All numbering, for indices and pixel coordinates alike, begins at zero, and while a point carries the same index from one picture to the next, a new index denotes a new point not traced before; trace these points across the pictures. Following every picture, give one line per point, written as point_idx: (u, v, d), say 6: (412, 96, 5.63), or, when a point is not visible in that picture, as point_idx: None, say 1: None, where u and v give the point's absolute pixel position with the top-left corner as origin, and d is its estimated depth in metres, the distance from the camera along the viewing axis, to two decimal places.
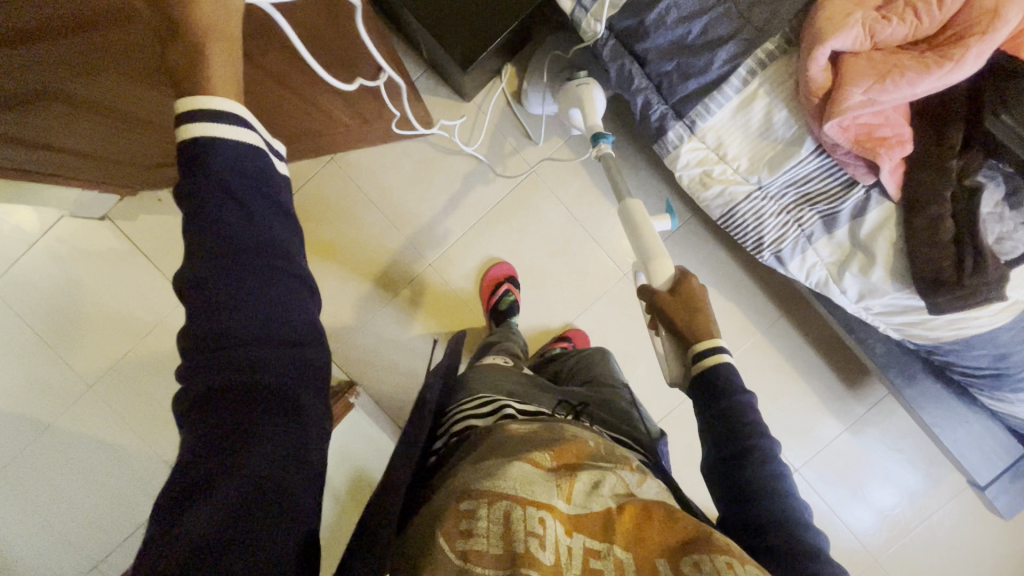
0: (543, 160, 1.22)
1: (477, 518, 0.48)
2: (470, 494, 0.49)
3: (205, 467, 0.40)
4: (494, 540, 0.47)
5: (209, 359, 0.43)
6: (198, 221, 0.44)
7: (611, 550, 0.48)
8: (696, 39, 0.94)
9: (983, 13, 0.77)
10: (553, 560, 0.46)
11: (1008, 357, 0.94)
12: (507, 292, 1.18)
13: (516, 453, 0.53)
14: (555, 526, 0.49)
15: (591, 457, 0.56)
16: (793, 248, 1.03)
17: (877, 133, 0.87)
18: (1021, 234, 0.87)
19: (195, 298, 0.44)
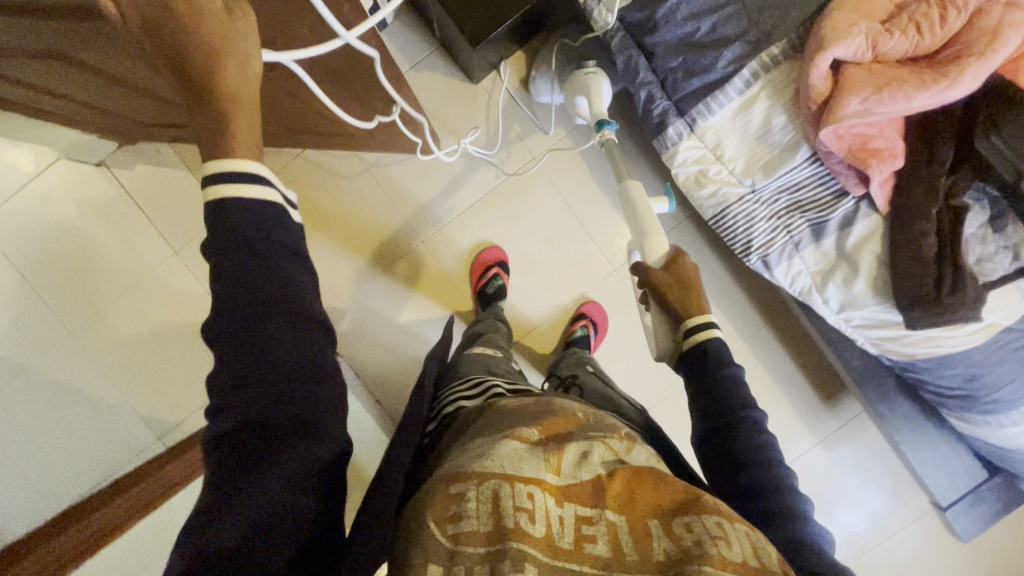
0: (547, 150, 1.36)
1: (466, 500, 0.45)
2: (458, 476, 0.47)
3: (235, 481, 0.40)
4: (483, 520, 0.44)
5: (223, 351, 0.45)
6: (221, 271, 0.45)
7: (603, 517, 0.46)
8: (703, 37, 0.92)
9: (985, 34, 0.75)
10: (544, 532, 0.44)
11: (979, 379, 0.95)
12: (495, 276, 1.31)
13: (500, 434, 0.52)
14: (545, 499, 0.46)
15: (581, 428, 0.55)
16: (780, 254, 1.00)
17: (870, 145, 0.84)
18: (1001, 257, 0.88)
19: (218, 330, 0.45)
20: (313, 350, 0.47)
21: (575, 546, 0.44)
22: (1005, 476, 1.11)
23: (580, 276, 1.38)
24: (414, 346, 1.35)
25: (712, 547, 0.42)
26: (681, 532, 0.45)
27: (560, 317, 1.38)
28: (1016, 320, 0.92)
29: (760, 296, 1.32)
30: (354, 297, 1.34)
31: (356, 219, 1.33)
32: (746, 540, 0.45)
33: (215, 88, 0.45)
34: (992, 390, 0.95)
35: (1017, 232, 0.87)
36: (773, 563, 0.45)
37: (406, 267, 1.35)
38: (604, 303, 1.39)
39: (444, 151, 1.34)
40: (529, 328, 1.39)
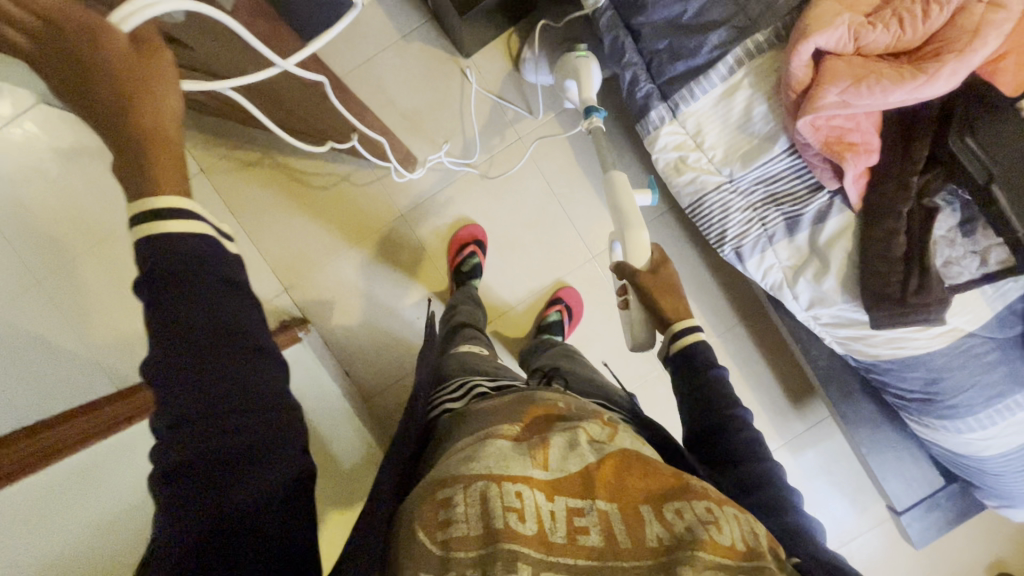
0: (538, 137, 1.35)
1: (454, 504, 0.44)
2: (446, 481, 0.46)
3: (200, 480, 0.37)
4: (472, 523, 0.43)
5: (161, 368, 0.38)
6: (158, 300, 0.39)
7: (593, 505, 0.45)
8: (690, 20, 0.92)
9: (965, 32, 0.75)
10: (536, 530, 0.43)
11: (940, 383, 0.95)
12: (472, 254, 1.30)
13: (486, 433, 0.52)
14: (534, 496, 0.45)
15: (565, 418, 0.55)
16: (754, 247, 1.00)
17: (846, 139, 0.84)
18: (967, 261, 0.88)
19: (160, 334, 0.39)
20: (262, 367, 0.42)
21: (567, 541, 0.43)
22: (963, 484, 1.11)
23: (557, 261, 1.37)
24: (387, 318, 1.35)
25: (704, 532, 0.42)
26: (671, 517, 0.44)
27: (536, 300, 1.38)
28: (980, 326, 0.92)
29: (736, 293, 1.31)
30: (330, 264, 1.33)
31: (339, 187, 1.33)
32: (736, 523, 0.45)
33: (140, 141, 0.40)
34: (950, 395, 0.95)
35: (985, 237, 0.87)
36: (762, 547, 0.44)
37: (385, 238, 1.35)
38: (581, 289, 1.38)
39: (429, 123, 1.33)
40: (504, 309, 1.38)
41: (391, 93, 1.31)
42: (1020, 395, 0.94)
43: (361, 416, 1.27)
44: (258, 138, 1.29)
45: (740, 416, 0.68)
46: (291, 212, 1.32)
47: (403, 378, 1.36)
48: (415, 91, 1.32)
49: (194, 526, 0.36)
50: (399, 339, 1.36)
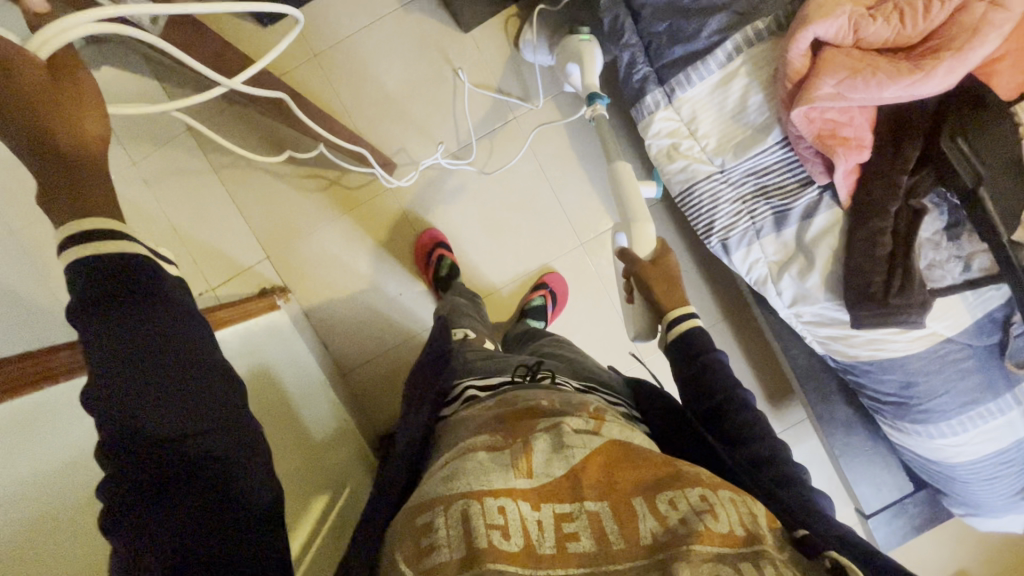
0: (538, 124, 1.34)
1: (437, 529, 0.44)
2: (431, 506, 0.47)
3: (176, 492, 0.37)
4: (456, 546, 0.43)
5: (111, 387, 0.38)
6: (109, 324, 0.38)
7: (582, 509, 0.44)
8: (691, 2, 0.90)
9: (964, 30, 0.74)
10: (523, 544, 0.43)
11: (915, 387, 0.95)
12: (442, 258, 1.28)
13: (473, 445, 0.53)
14: (519, 507, 0.45)
15: (546, 415, 0.56)
16: (741, 239, 0.99)
17: (839, 133, 0.83)
18: (951, 265, 0.88)
19: (109, 356, 0.38)
20: (231, 392, 0.43)
21: (557, 549, 0.42)
22: (932, 491, 1.10)
23: (545, 246, 1.36)
24: (369, 292, 1.34)
25: (699, 524, 0.41)
26: (665, 508, 0.44)
27: (522, 283, 1.36)
28: (959, 331, 0.92)
29: (722, 289, 1.31)
30: (313, 233, 1.31)
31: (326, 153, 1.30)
32: (732, 507, 0.44)
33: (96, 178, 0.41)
34: (924, 399, 0.95)
35: (970, 243, 0.87)
36: (762, 531, 0.43)
37: (372, 211, 1.33)
38: (567, 276, 1.37)
39: (423, 96, 1.30)
40: (489, 291, 1.36)
41: (384, 64, 1.29)
42: (993, 402, 0.94)
43: (336, 388, 1.25)
44: None
45: (714, 399, 0.66)
46: (276, 177, 1.29)
47: (382, 354, 1.35)
48: (412, 62, 1.30)
49: (171, 549, 0.35)
50: (379, 314, 1.34)
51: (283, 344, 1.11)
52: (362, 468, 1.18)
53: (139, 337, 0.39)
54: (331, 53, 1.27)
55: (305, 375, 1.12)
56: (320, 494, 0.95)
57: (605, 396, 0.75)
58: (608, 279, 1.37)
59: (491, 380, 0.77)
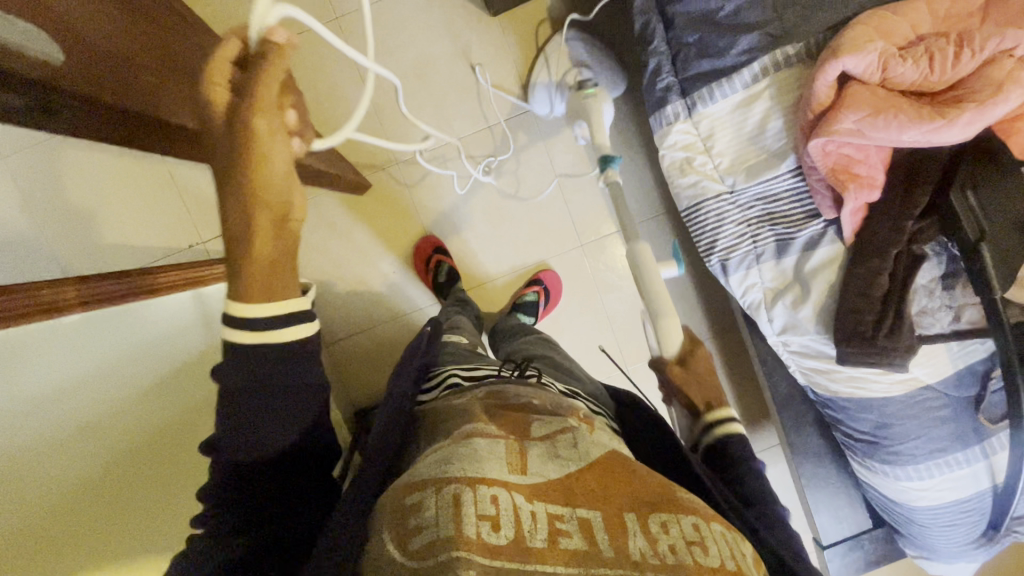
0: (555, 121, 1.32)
1: (425, 509, 0.45)
2: (421, 486, 0.48)
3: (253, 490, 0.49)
4: (443, 526, 0.43)
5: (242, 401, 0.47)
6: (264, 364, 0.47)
7: (574, 513, 0.45)
8: (725, 18, 0.89)
9: (990, 83, 0.74)
10: (512, 536, 0.43)
11: (889, 428, 0.96)
12: (440, 264, 1.29)
13: (464, 434, 0.53)
14: (512, 497, 0.45)
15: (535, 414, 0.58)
16: (740, 262, 0.99)
17: (852, 169, 0.83)
18: (941, 315, 0.89)
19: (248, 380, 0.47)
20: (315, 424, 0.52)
21: (547, 545, 0.43)
22: (889, 530, 1.12)
23: (545, 244, 1.35)
24: (361, 266, 1.33)
25: (688, 557, 0.43)
26: (657, 530, 0.45)
27: (517, 277, 1.36)
28: (939, 380, 0.93)
29: (715, 309, 1.31)
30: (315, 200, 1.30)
31: None
32: (724, 542, 0.46)
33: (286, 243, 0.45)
34: (897, 441, 0.97)
35: (963, 294, 0.88)
36: (749, 568, 0.45)
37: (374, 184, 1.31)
38: (563, 275, 1.36)
39: (441, 76, 1.28)
40: (483, 280, 1.35)
41: (405, 37, 1.26)
42: (962, 452, 0.96)
43: None
44: None
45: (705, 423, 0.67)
46: None
47: (367, 329, 1.35)
48: (434, 39, 1.27)
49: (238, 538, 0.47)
50: (370, 289, 1.34)
51: None
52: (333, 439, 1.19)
53: (251, 416, 0.47)
54: (351, 19, 1.24)
55: None
56: None
57: (588, 404, 0.75)
58: (603, 285, 1.37)
59: (475, 373, 0.82)
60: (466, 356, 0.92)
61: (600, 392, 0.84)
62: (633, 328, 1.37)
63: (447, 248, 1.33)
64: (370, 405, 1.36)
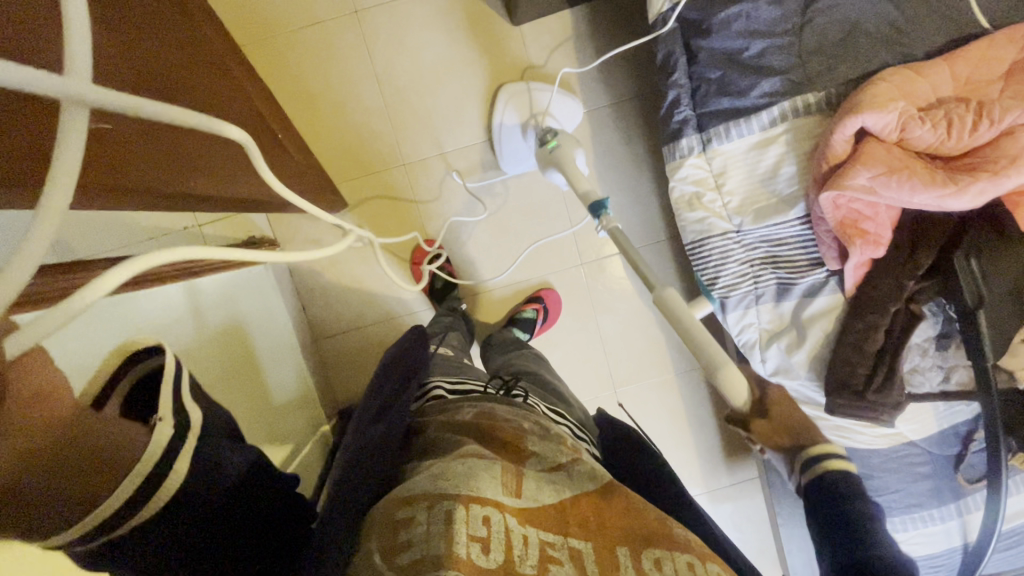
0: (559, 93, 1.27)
1: (415, 525, 0.46)
2: (413, 501, 0.48)
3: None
4: (432, 544, 0.45)
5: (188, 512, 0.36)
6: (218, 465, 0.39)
7: (565, 542, 0.48)
8: (750, 59, 0.88)
9: (1004, 156, 0.75)
10: (502, 560, 0.45)
11: (869, 479, 0.97)
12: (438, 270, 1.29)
13: (458, 453, 0.54)
14: (502, 519, 0.48)
15: (530, 437, 0.58)
16: (739, 301, 0.99)
17: (860, 225, 0.83)
18: (931, 374, 0.91)
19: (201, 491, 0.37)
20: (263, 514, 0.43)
21: (537, 569, 0.46)
22: None
23: (545, 260, 1.34)
24: (358, 265, 1.31)
25: None
26: (649, 566, 0.47)
27: (516, 291, 1.35)
28: (922, 437, 0.95)
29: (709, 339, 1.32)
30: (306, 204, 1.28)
31: (347, 116, 1.26)
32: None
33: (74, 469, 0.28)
34: (877, 493, 0.98)
35: (954, 355, 0.89)
36: None
37: (377, 183, 1.29)
38: (562, 293, 1.36)
39: (457, 80, 1.26)
40: (481, 290, 1.35)
41: (422, 37, 1.24)
42: (937, 509, 0.97)
43: (304, 353, 1.26)
44: (280, 45, 1.22)
45: None
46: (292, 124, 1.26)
47: (359, 327, 1.34)
48: (451, 43, 1.24)
49: None
50: (366, 289, 1.33)
51: (255, 299, 1.11)
52: (314, 438, 1.19)
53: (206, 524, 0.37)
54: (370, 15, 1.22)
55: (276, 335, 1.15)
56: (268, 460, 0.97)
57: (574, 429, 0.75)
58: (599, 304, 1.37)
59: (461, 387, 0.82)
60: (456, 367, 0.92)
61: (585, 417, 0.85)
62: (625, 351, 1.38)
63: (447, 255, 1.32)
64: (356, 404, 1.35)
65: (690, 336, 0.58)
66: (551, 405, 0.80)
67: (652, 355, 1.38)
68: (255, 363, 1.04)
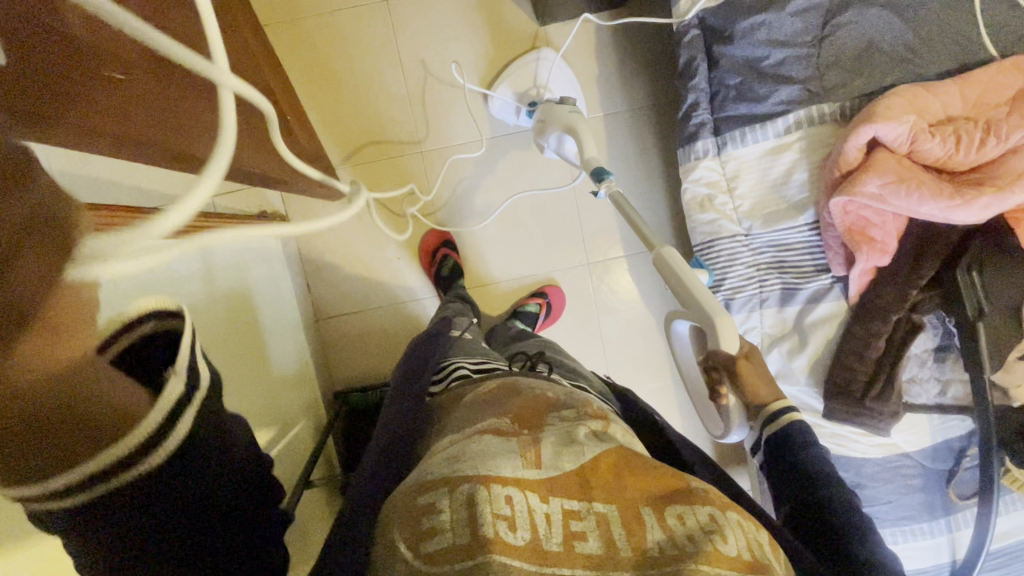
0: (575, 55, 1.27)
1: (438, 511, 0.47)
2: (434, 486, 0.49)
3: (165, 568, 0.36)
4: (458, 532, 0.45)
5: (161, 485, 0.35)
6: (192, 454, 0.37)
7: (590, 509, 0.48)
8: (769, 67, 0.91)
9: (1009, 172, 0.78)
10: (529, 538, 0.46)
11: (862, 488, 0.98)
12: (445, 258, 1.29)
13: (481, 429, 0.56)
14: (525, 500, 0.48)
15: (551, 415, 0.59)
16: (744, 303, 1.00)
17: (867, 232, 0.85)
18: (929, 384, 0.92)
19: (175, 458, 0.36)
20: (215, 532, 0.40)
21: (563, 547, 0.45)
22: None
23: (552, 258, 1.36)
24: (368, 249, 1.33)
25: (709, 545, 0.45)
26: (673, 522, 0.47)
27: (523, 286, 1.36)
28: (916, 449, 0.96)
29: None
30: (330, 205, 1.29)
31: (368, 99, 1.28)
32: (740, 531, 0.48)
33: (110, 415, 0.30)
34: (869, 503, 0.98)
35: (952, 369, 0.91)
36: (762, 556, 0.48)
37: (394, 169, 1.31)
38: (567, 291, 1.37)
39: (479, 74, 1.28)
40: (488, 282, 1.36)
41: (449, 28, 1.27)
42: (928, 523, 0.98)
43: (306, 332, 1.26)
44: (310, 26, 1.25)
45: None
46: (313, 102, 1.27)
47: (362, 311, 1.35)
48: (476, 38, 1.27)
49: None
50: (373, 272, 1.34)
51: (263, 267, 1.11)
52: (309, 415, 1.18)
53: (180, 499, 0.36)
54: (399, 3, 1.25)
55: (281, 310, 1.14)
56: (266, 426, 0.96)
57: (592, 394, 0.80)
58: (602, 306, 1.38)
59: (484, 364, 0.82)
60: (476, 348, 0.91)
61: (606, 390, 0.90)
62: (626, 353, 1.39)
63: (455, 243, 1.34)
64: (352, 386, 1.35)
65: (682, 285, 0.64)
66: (571, 379, 0.85)
67: (651, 360, 1.39)
68: (259, 332, 1.02)
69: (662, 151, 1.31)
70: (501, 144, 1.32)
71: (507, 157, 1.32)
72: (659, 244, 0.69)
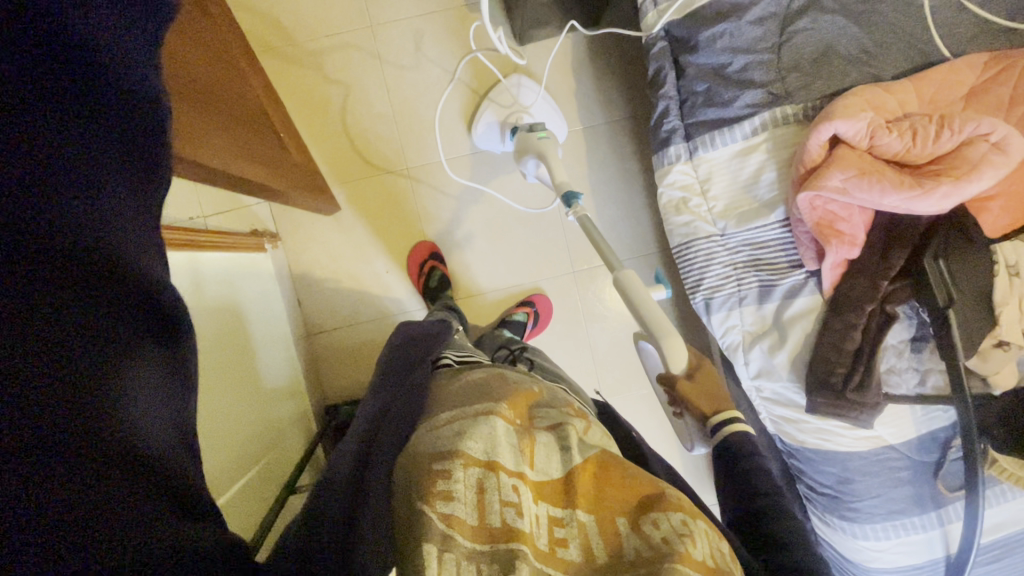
0: (554, 72, 1.33)
1: (454, 481, 0.48)
2: (449, 455, 0.51)
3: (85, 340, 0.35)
4: (469, 505, 0.48)
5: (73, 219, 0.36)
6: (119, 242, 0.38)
7: (574, 517, 0.48)
8: (733, 73, 0.95)
9: (967, 162, 0.80)
10: (528, 529, 0.47)
11: (851, 484, 0.98)
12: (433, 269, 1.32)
13: (477, 410, 0.56)
14: (525, 493, 0.50)
15: (540, 406, 0.61)
16: (724, 301, 1.03)
17: (836, 226, 0.87)
18: (907, 375, 0.93)
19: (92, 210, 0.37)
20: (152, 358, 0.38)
21: (548, 549, 0.46)
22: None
23: (538, 267, 1.38)
24: (357, 263, 1.35)
25: (680, 546, 0.44)
26: (648, 529, 0.46)
27: (511, 296, 1.38)
28: (901, 441, 0.96)
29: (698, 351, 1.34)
30: (320, 222, 1.34)
31: (355, 119, 1.33)
32: (706, 539, 0.46)
33: None
34: (858, 497, 0.98)
35: (930, 359, 0.93)
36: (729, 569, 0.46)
37: (380, 186, 1.35)
38: (553, 300, 1.39)
39: (462, 91, 1.33)
40: (475, 293, 1.38)
41: (432, 51, 1.32)
42: (919, 517, 0.97)
43: (297, 344, 1.28)
44: (302, 53, 1.31)
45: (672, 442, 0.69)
46: (303, 123, 1.32)
47: (352, 324, 1.36)
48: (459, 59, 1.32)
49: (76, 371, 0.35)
50: (363, 285, 1.36)
51: (254, 282, 1.13)
52: (301, 426, 1.19)
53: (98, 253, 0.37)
54: (384, 29, 1.31)
55: (269, 324, 1.15)
56: (258, 434, 0.96)
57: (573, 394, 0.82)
58: (589, 314, 1.40)
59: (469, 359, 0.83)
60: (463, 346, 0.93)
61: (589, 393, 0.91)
62: (615, 360, 1.40)
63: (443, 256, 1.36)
64: (344, 399, 1.36)
65: (641, 307, 0.66)
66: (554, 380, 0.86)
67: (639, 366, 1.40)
68: (250, 346, 1.04)
69: (642, 161, 1.35)
70: (484, 158, 1.36)
71: (489, 172, 1.36)
72: (620, 268, 0.71)
